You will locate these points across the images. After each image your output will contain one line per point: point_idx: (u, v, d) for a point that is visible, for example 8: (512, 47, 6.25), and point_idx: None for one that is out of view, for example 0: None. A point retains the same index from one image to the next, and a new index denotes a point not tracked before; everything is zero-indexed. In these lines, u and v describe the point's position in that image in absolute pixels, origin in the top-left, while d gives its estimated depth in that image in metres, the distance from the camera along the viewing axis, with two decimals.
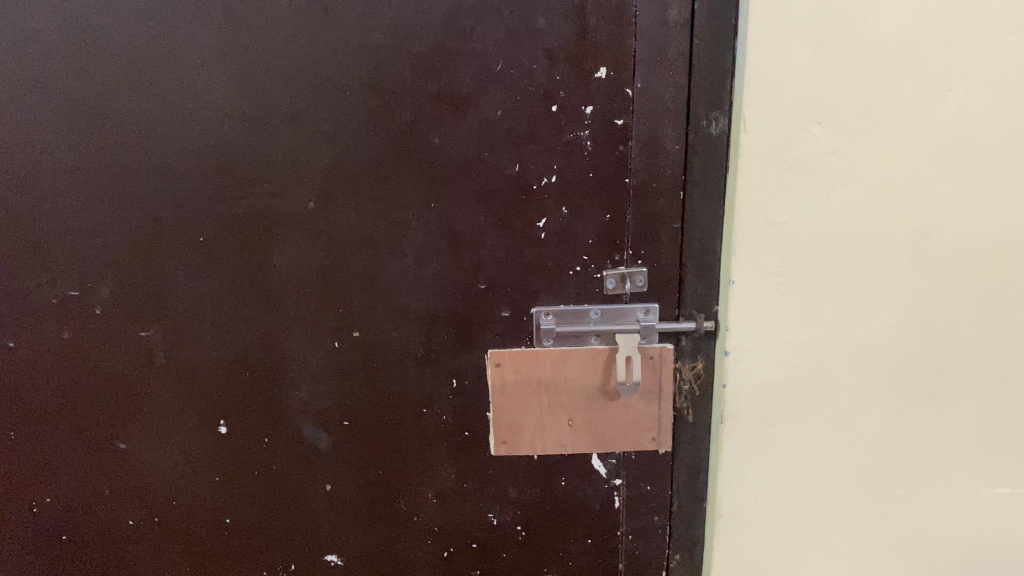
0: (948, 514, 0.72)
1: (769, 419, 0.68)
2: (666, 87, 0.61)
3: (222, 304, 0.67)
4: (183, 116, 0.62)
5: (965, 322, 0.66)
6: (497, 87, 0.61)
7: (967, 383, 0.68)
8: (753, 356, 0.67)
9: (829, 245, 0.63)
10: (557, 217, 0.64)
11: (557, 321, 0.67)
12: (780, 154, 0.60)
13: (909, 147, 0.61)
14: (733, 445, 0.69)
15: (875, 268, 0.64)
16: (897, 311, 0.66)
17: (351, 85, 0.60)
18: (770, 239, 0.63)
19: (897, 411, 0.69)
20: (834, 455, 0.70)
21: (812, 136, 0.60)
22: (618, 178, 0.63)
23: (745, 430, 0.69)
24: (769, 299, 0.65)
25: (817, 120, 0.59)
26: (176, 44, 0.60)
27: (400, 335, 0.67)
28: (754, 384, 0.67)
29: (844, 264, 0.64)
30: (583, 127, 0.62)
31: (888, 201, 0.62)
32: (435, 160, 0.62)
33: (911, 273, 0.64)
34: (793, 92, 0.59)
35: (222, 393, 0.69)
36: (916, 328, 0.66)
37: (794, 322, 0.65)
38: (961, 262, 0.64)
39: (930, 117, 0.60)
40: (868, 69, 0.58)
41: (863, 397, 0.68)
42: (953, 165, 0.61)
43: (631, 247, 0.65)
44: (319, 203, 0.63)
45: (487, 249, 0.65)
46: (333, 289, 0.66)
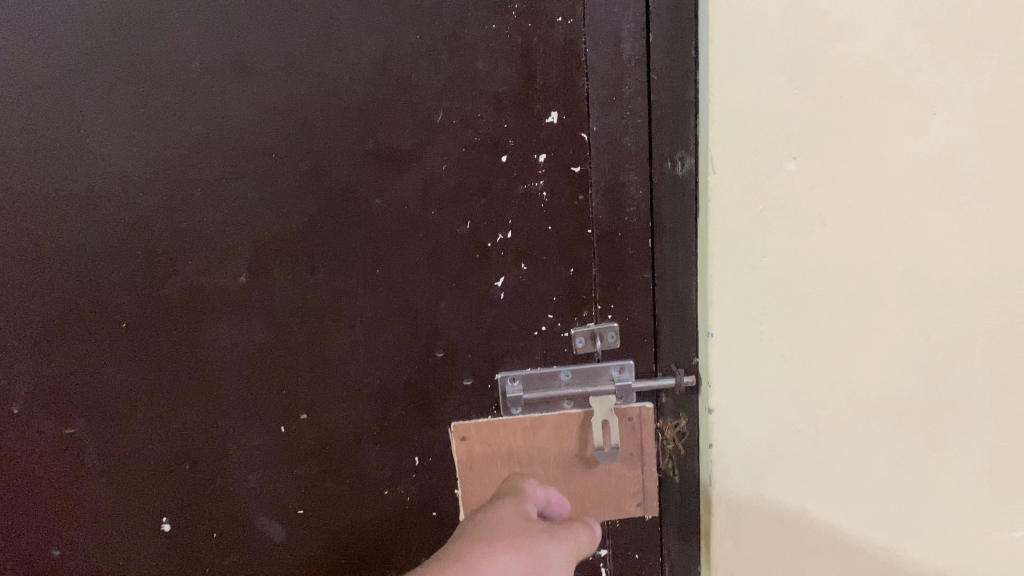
0: (958, 560, 0.67)
1: (761, 477, 0.63)
2: (625, 128, 0.55)
3: (156, 392, 0.60)
4: (92, 194, 0.55)
5: (969, 363, 0.61)
6: (440, 139, 0.55)
7: (974, 424, 0.62)
8: (741, 412, 0.61)
9: (815, 289, 0.58)
10: (517, 275, 0.59)
11: (525, 386, 0.61)
12: (756, 194, 0.55)
13: (894, 178, 0.55)
14: (725, 510, 0.63)
15: (867, 310, 0.59)
16: (893, 354, 0.60)
17: (278, 148, 0.55)
18: (748, 285, 0.57)
19: (901, 459, 0.63)
20: (836, 512, 0.64)
21: (790, 172, 0.54)
22: (579, 229, 0.58)
23: (738, 491, 0.63)
24: (753, 351, 0.59)
25: (793, 155, 0.54)
26: (78, 118, 0.53)
27: (354, 413, 0.61)
28: (744, 443, 0.62)
29: (833, 306, 0.58)
30: (537, 176, 0.56)
31: (876, 237, 0.57)
32: (377, 222, 0.57)
33: (906, 312, 0.59)
34: (763, 127, 0.53)
35: (163, 488, 0.63)
36: (914, 369, 0.61)
37: (782, 372, 0.60)
38: (958, 295, 0.59)
39: (915, 144, 0.55)
40: (846, 97, 0.53)
41: (864, 449, 0.63)
42: (943, 192, 0.56)
43: (599, 302, 0.60)
44: (252, 276, 0.57)
45: (443, 314, 0.59)
46: (276, 369, 0.60)
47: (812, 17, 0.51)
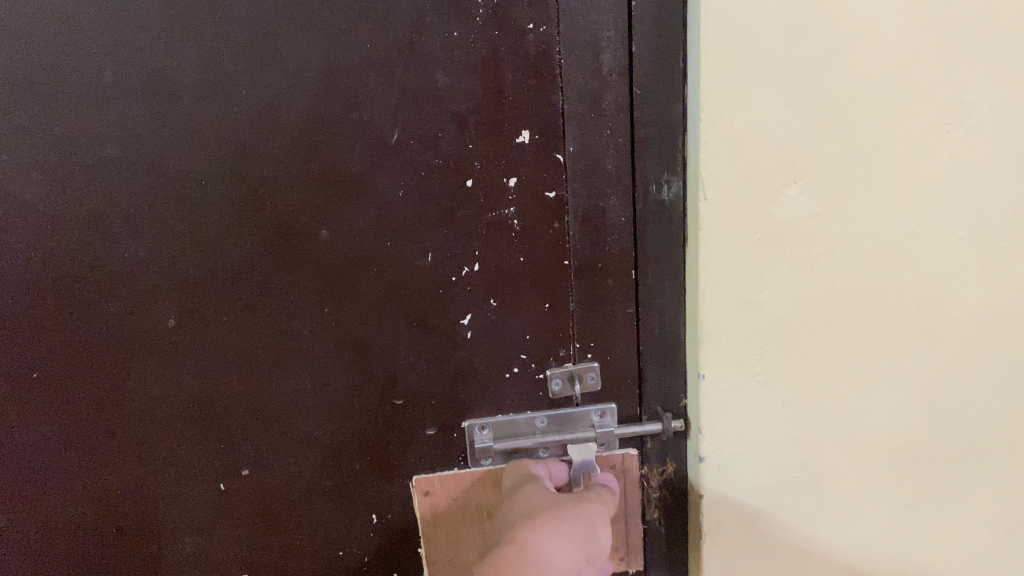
0: None
1: (758, 531, 0.56)
2: (606, 148, 0.49)
3: (71, 452, 0.52)
4: None
5: (979, 405, 0.56)
6: (396, 161, 0.48)
7: (984, 469, 0.57)
8: (734, 462, 0.54)
9: (816, 328, 0.52)
10: (484, 312, 0.52)
11: (494, 434, 0.55)
12: (751, 223, 0.48)
13: (902, 206, 0.50)
14: (717, 567, 0.57)
15: (873, 350, 0.53)
16: (902, 397, 0.54)
17: (208, 173, 0.47)
18: (743, 323, 0.51)
19: (909, 509, 0.58)
20: (838, 571, 0.58)
21: (789, 198, 0.48)
22: (554, 260, 0.51)
23: (733, 549, 0.56)
24: (747, 394, 0.53)
25: (793, 179, 0.48)
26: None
27: (302, 470, 0.54)
28: (739, 497, 0.55)
29: (837, 345, 0.52)
30: (507, 202, 0.50)
31: (882, 270, 0.51)
32: (326, 255, 0.50)
33: (917, 351, 0.53)
34: (760, 148, 0.47)
35: (83, 557, 0.55)
36: (924, 412, 0.55)
37: (778, 417, 0.54)
38: (971, 332, 0.53)
39: (926, 167, 0.49)
40: (852, 116, 0.47)
41: (869, 502, 0.57)
42: (956, 222, 0.51)
43: (577, 340, 0.54)
44: (182, 318, 0.50)
45: (402, 357, 0.52)
46: (211, 423, 0.52)
47: (816, 27, 0.45)
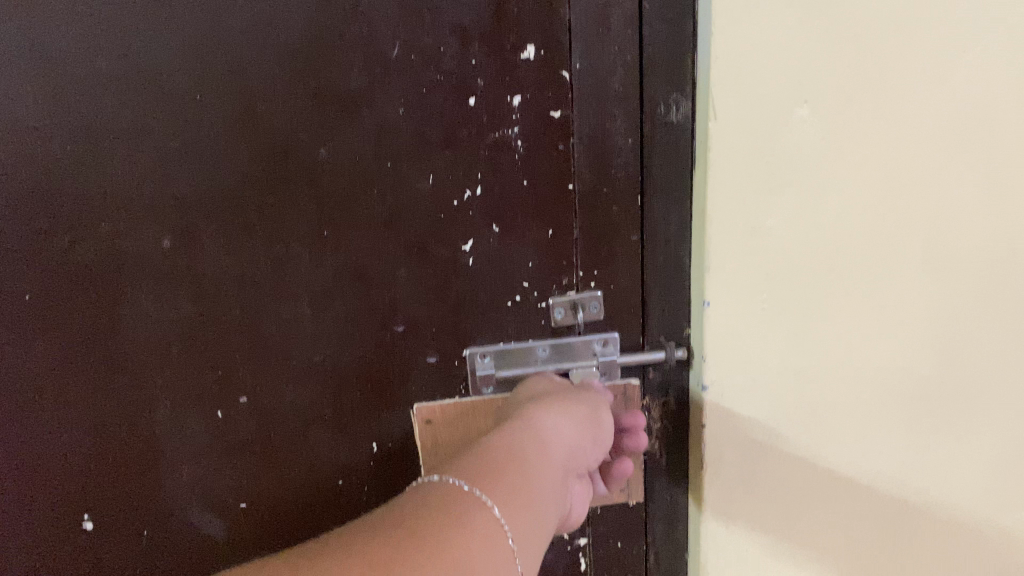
0: (966, 549, 0.62)
1: (758, 460, 0.57)
2: (614, 66, 0.47)
3: (66, 377, 0.51)
4: None
5: (983, 340, 0.55)
6: (396, 78, 0.46)
7: (989, 404, 0.57)
8: (736, 393, 0.55)
9: (822, 256, 0.51)
10: (486, 239, 0.51)
11: (496, 363, 0.54)
12: (760, 147, 0.47)
13: (914, 132, 0.48)
14: (716, 491, 0.58)
15: (879, 280, 0.52)
16: (908, 329, 0.54)
17: (201, 88, 0.45)
18: (750, 250, 0.50)
19: (911, 442, 0.58)
20: (836, 500, 0.59)
21: (798, 121, 0.47)
22: (558, 185, 0.50)
23: (732, 475, 0.57)
24: (752, 324, 0.52)
25: (803, 101, 0.46)
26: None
27: (301, 398, 0.54)
28: (739, 427, 0.56)
29: (845, 274, 0.51)
30: (511, 123, 0.48)
31: (891, 198, 0.50)
32: (324, 177, 0.48)
33: (925, 282, 0.52)
34: (773, 68, 0.46)
35: (80, 484, 0.54)
36: (930, 345, 0.54)
37: (781, 348, 0.53)
38: (982, 264, 0.52)
39: (941, 91, 0.47)
40: (865, 35, 0.45)
41: (868, 433, 0.57)
42: (970, 151, 0.49)
43: (581, 268, 0.53)
44: (177, 241, 0.49)
45: (402, 284, 0.51)
46: (208, 349, 0.52)
47: None
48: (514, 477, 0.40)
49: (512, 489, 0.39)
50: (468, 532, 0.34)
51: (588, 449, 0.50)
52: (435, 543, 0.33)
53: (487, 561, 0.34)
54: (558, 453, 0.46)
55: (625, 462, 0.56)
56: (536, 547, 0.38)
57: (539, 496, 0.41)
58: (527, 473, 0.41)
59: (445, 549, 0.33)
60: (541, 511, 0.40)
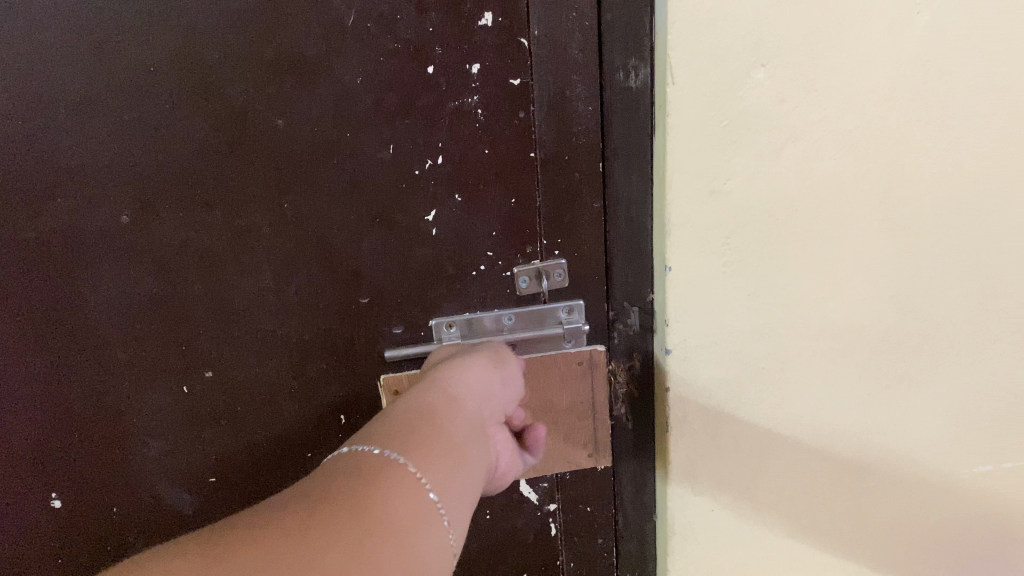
0: (922, 497, 0.65)
1: (721, 420, 0.58)
2: (573, 33, 0.47)
3: (27, 356, 0.50)
4: None
5: (942, 295, 0.56)
6: (353, 46, 0.46)
7: (944, 357, 0.59)
8: (699, 357, 0.56)
9: (781, 215, 0.51)
10: (450, 208, 0.51)
11: (462, 332, 0.55)
12: (717, 107, 0.47)
13: (871, 94, 0.48)
14: (682, 455, 0.59)
15: (838, 236, 0.52)
16: (869, 286, 0.55)
17: (152, 59, 0.44)
18: (710, 213, 0.50)
19: (872, 395, 0.59)
20: (799, 458, 0.61)
21: (757, 83, 0.46)
22: (520, 153, 0.50)
23: (699, 435, 0.59)
24: (714, 284, 0.53)
25: (763, 63, 0.46)
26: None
27: (268, 371, 0.54)
28: (704, 389, 0.57)
29: (804, 232, 0.52)
30: (471, 91, 0.48)
31: (851, 155, 0.50)
32: (284, 149, 0.48)
33: (881, 239, 0.53)
34: (730, 31, 0.44)
35: (47, 464, 0.54)
36: (889, 301, 0.56)
37: (743, 306, 0.54)
38: (938, 219, 0.53)
39: (897, 55, 0.47)
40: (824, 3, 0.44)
41: (829, 387, 0.58)
42: (926, 106, 0.49)
43: (545, 237, 0.53)
44: (136, 216, 0.48)
45: (365, 255, 0.51)
46: (171, 324, 0.51)
47: None
48: (430, 428, 0.38)
49: (430, 438, 0.37)
50: (392, 483, 0.32)
51: (503, 396, 0.49)
52: (353, 502, 0.30)
53: (412, 506, 0.32)
54: (476, 404, 0.45)
55: (539, 428, 0.54)
56: (462, 495, 0.36)
57: (458, 442, 0.39)
58: (441, 423, 0.39)
59: (363, 499, 0.30)
60: (466, 460, 0.38)
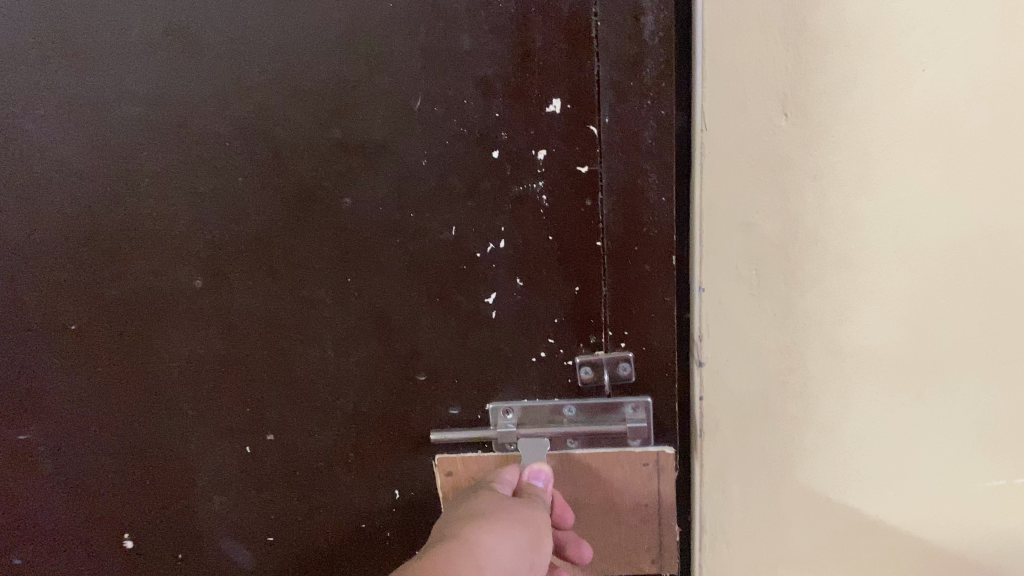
0: None
1: (751, 475, 0.54)
2: (646, 120, 0.45)
3: (108, 402, 0.53)
4: (29, 181, 0.48)
5: (999, 373, 0.49)
6: (419, 129, 0.46)
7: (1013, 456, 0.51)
8: (733, 408, 0.52)
9: (814, 265, 0.48)
10: (511, 292, 0.49)
11: (520, 418, 0.52)
12: (743, 149, 0.46)
13: (890, 136, 0.44)
14: (709, 501, 0.55)
15: (869, 299, 0.48)
16: (914, 359, 0.49)
17: (228, 135, 0.46)
18: (738, 248, 0.48)
19: (919, 487, 0.52)
20: (837, 540, 0.55)
21: (780, 131, 0.45)
22: (585, 241, 0.48)
23: (738, 489, 0.55)
24: (745, 326, 0.50)
25: (785, 112, 0.45)
26: (3, 96, 0.46)
27: (325, 438, 0.54)
28: (741, 440, 0.53)
29: (837, 287, 0.48)
30: (537, 176, 0.46)
31: (869, 206, 0.46)
32: (348, 225, 0.48)
33: (925, 306, 0.48)
34: (753, 76, 0.45)
35: (120, 504, 0.57)
36: (940, 380, 0.49)
37: (778, 358, 0.50)
38: (995, 290, 0.47)
39: (913, 95, 0.43)
40: (834, 46, 0.43)
41: (875, 467, 0.52)
42: (968, 161, 0.45)
43: (611, 328, 0.50)
44: (209, 281, 0.50)
45: (424, 332, 0.51)
46: (234, 385, 0.53)
47: None
48: None
49: None
50: None
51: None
52: None
53: None
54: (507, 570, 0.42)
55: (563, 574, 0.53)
56: None
57: None
58: None
59: None
60: None
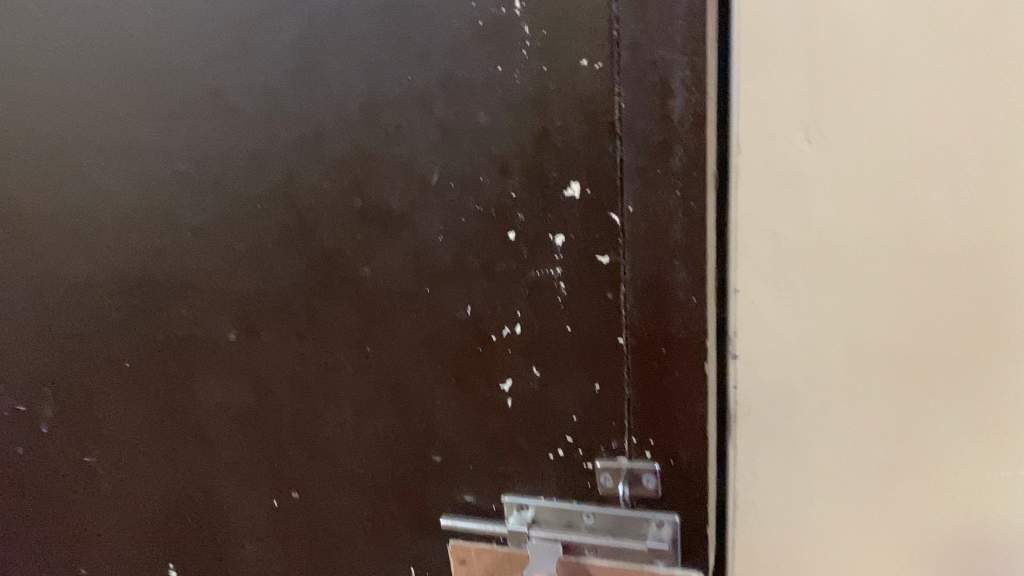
0: None
1: (787, 518, 0.50)
2: (673, 212, 0.40)
3: (157, 438, 0.56)
4: (96, 226, 0.51)
5: None
6: (434, 203, 0.43)
7: None
8: (762, 451, 0.49)
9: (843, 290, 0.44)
10: (527, 381, 0.46)
11: (536, 517, 0.49)
12: (767, 169, 0.44)
13: (922, 156, 0.41)
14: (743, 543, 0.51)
15: (908, 330, 0.44)
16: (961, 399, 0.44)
17: (258, 197, 0.47)
18: (766, 269, 0.45)
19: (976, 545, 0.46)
20: None
21: (803, 153, 0.43)
22: (606, 336, 0.43)
23: (771, 532, 0.50)
24: (773, 353, 0.47)
25: (807, 135, 0.43)
26: (79, 147, 0.50)
27: (345, 503, 0.53)
28: (772, 485, 0.49)
29: (871, 312, 0.44)
30: (554, 262, 0.43)
31: (902, 227, 0.43)
32: (368, 293, 0.47)
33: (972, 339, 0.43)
34: (775, 103, 0.43)
35: (165, 536, 0.59)
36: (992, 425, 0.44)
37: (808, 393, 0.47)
38: None
39: (948, 101, 0.40)
40: (855, 67, 0.41)
41: (916, 523, 0.47)
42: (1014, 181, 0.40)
43: (634, 434, 0.45)
44: (242, 334, 0.51)
45: (439, 411, 0.48)
46: (263, 437, 0.53)
47: None
48: None
49: None
50: None
51: None
52: None
53: None
54: None
55: None
56: None
57: None
58: None
59: None
60: None
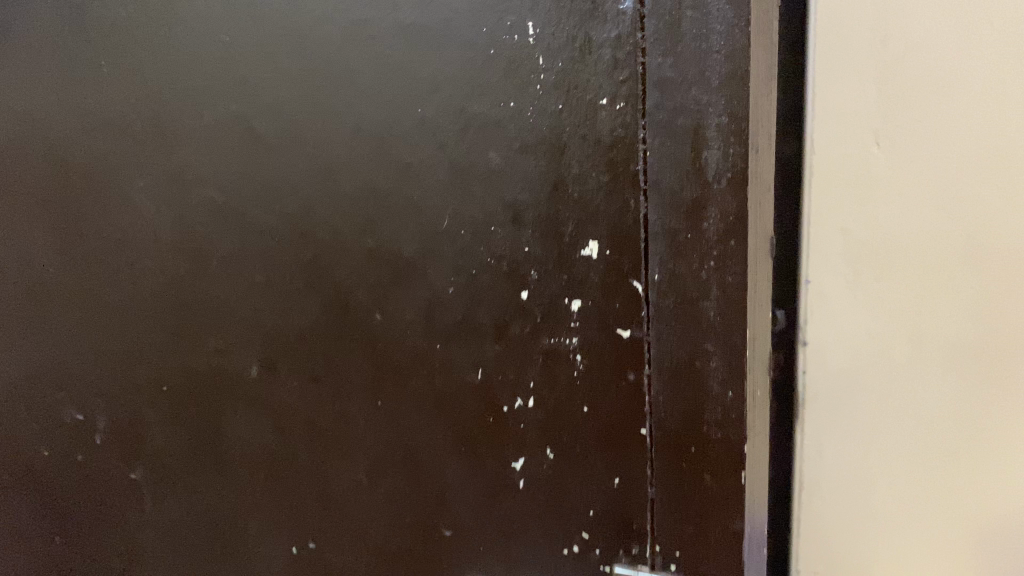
0: None
1: (852, 496, 0.52)
2: (706, 284, 0.33)
3: (183, 471, 0.53)
4: (133, 249, 0.50)
5: None
6: (446, 251, 0.39)
7: None
8: (828, 433, 0.52)
9: (903, 288, 0.48)
10: (540, 463, 0.39)
11: None
12: (843, 172, 0.48)
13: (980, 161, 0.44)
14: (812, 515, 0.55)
15: (967, 327, 0.46)
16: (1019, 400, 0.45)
17: (279, 230, 0.44)
18: (837, 258, 0.49)
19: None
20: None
21: (874, 156, 0.47)
22: (627, 423, 0.36)
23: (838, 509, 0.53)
24: (843, 341, 0.50)
25: (876, 139, 0.47)
26: (120, 169, 0.49)
27: (359, 562, 0.49)
28: (839, 464, 0.52)
29: (933, 305, 0.47)
30: (570, 330, 0.36)
31: (963, 225, 0.45)
32: (380, 343, 0.43)
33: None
34: (853, 117, 0.47)
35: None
36: None
37: (872, 378, 0.50)
38: None
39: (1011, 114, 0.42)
40: (922, 81, 0.44)
41: (975, 516, 0.48)
42: None
43: (658, 542, 0.37)
44: (263, 372, 0.48)
45: (450, 480, 0.43)
46: (282, 482, 0.50)
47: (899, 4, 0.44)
48: None
49: None
50: None
51: None
52: None
53: None
54: None
55: None
56: None
57: None
58: None
59: None
60: None
